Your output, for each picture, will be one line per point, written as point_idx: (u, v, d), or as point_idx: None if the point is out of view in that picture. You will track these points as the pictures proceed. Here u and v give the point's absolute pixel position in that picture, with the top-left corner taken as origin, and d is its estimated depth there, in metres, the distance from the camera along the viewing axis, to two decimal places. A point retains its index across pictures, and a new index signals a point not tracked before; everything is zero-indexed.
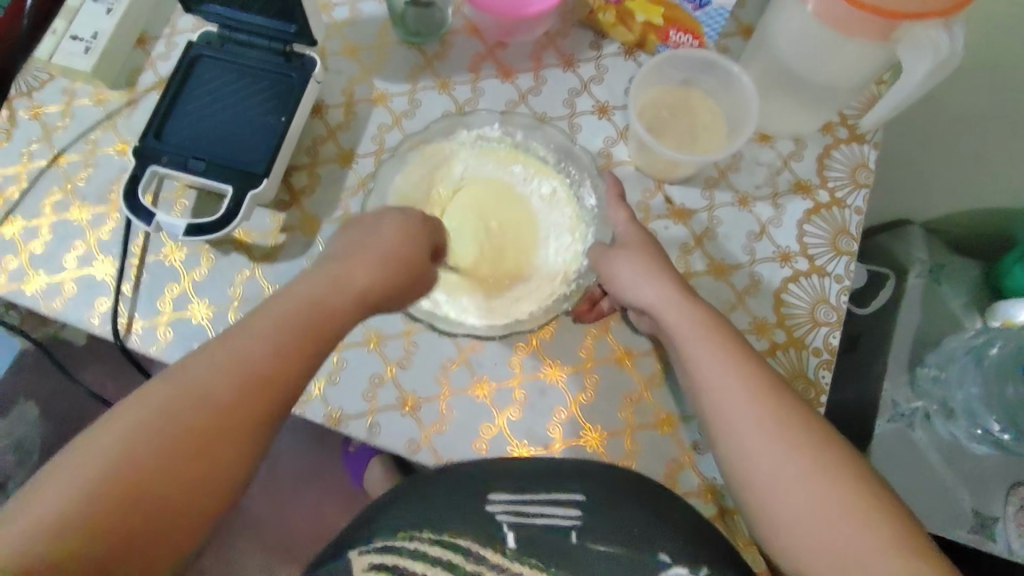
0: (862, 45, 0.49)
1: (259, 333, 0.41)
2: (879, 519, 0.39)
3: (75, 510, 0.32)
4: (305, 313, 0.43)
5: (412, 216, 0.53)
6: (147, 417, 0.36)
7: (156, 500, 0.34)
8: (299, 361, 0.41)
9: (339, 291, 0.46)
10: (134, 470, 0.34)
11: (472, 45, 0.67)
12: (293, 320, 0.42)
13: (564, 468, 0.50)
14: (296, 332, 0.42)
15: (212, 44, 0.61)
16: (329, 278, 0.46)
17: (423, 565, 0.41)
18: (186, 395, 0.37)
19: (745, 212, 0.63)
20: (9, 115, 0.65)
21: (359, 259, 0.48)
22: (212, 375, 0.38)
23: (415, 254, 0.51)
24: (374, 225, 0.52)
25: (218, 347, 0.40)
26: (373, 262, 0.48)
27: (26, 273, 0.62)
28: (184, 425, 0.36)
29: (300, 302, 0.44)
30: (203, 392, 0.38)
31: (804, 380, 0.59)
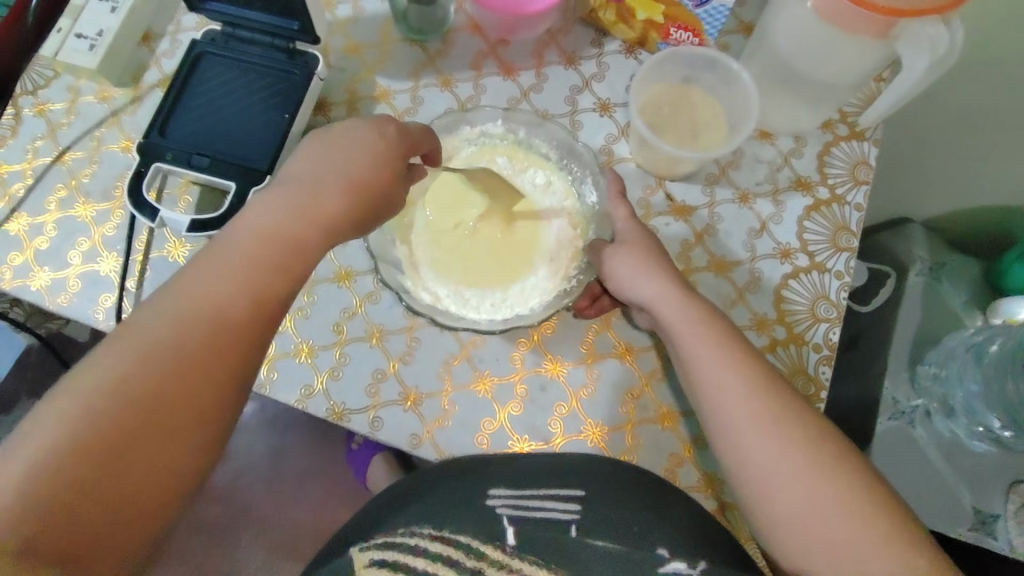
0: (863, 41, 0.50)
1: (237, 262, 0.41)
2: (874, 512, 0.40)
3: (73, 441, 0.34)
4: (274, 247, 0.42)
5: (377, 139, 0.49)
6: (140, 346, 0.37)
7: (156, 425, 0.36)
8: (285, 283, 0.43)
9: (310, 221, 0.44)
10: (129, 404, 0.36)
11: (473, 42, 0.68)
12: (272, 251, 0.42)
13: (567, 467, 0.51)
14: (273, 262, 0.42)
15: (216, 41, 0.61)
16: (287, 207, 0.44)
17: (425, 561, 0.38)
18: (175, 327, 0.38)
19: (745, 208, 0.64)
20: (14, 113, 0.66)
21: (323, 178, 0.46)
22: (192, 305, 0.39)
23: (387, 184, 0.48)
24: (342, 138, 0.48)
25: (200, 273, 0.40)
26: (344, 195, 0.46)
27: (31, 269, 0.62)
28: (176, 348, 0.38)
29: (274, 234, 0.43)
30: (187, 323, 0.39)
31: (804, 376, 0.60)
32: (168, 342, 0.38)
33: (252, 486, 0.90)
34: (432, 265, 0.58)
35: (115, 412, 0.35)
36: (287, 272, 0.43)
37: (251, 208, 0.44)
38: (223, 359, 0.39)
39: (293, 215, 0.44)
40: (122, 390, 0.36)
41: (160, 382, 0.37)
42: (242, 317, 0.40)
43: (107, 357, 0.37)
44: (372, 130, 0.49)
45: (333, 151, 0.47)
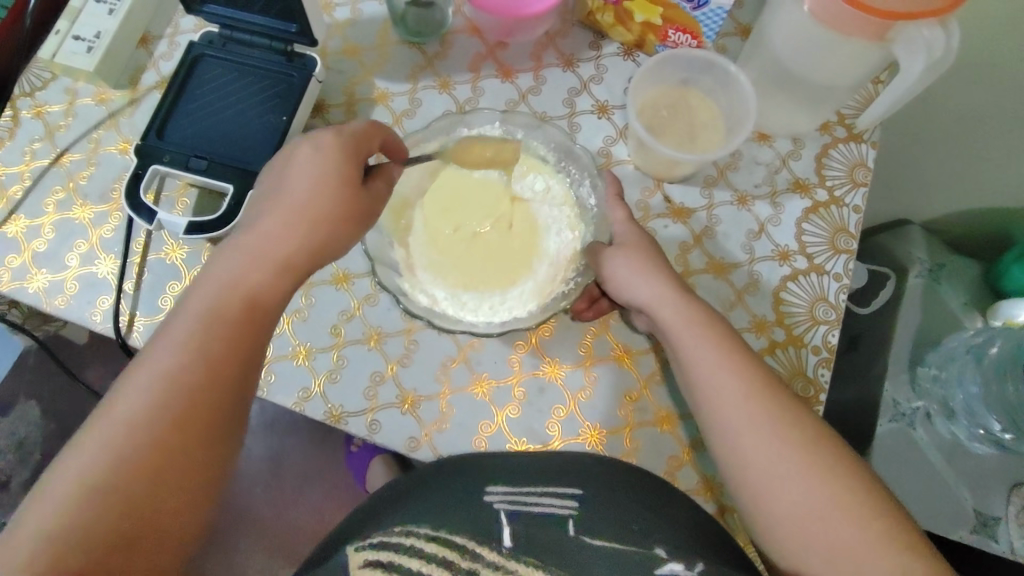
0: (859, 44, 0.50)
1: (211, 306, 0.43)
2: (872, 514, 0.40)
3: (87, 495, 0.36)
4: (242, 283, 0.44)
5: (329, 158, 0.48)
6: (138, 400, 0.39)
7: (169, 468, 0.38)
8: (262, 311, 0.44)
9: (279, 244, 0.46)
10: (133, 454, 0.38)
11: (472, 45, 0.68)
12: (238, 289, 0.44)
13: (567, 467, 0.51)
14: (247, 293, 0.44)
15: (214, 44, 0.61)
16: (252, 246, 0.45)
17: (421, 561, 0.37)
18: (169, 376, 0.40)
19: (744, 211, 0.64)
20: (12, 115, 0.66)
21: (282, 212, 0.46)
22: (181, 351, 0.40)
23: (342, 197, 0.47)
24: (288, 166, 0.48)
25: (179, 322, 0.42)
26: (299, 216, 0.46)
27: (29, 271, 0.62)
28: (175, 393, 0.39)
29: (241, 270, 0.44)
30: (181, 368, 0.40)
31: (802, 378, 0.60)
32: (164, 385, 0.39)
33: (251, 489, 0.90)
34: (430, 267, 0.58)
35: (130, 465, 0.37)
36: (262, 299, 0.44)
37: (217, 257, 0.46)
38: (220, 389, 0.41)
39: (255, 249, 0.45)
40: (129, 446, 0.38)
41: (162, 428, 0.39)
42: (230, 342, 0.42)
43: (107, 419, 0.38)
44: (309, 148, 0.48)
45: (283, 179, 0.48)
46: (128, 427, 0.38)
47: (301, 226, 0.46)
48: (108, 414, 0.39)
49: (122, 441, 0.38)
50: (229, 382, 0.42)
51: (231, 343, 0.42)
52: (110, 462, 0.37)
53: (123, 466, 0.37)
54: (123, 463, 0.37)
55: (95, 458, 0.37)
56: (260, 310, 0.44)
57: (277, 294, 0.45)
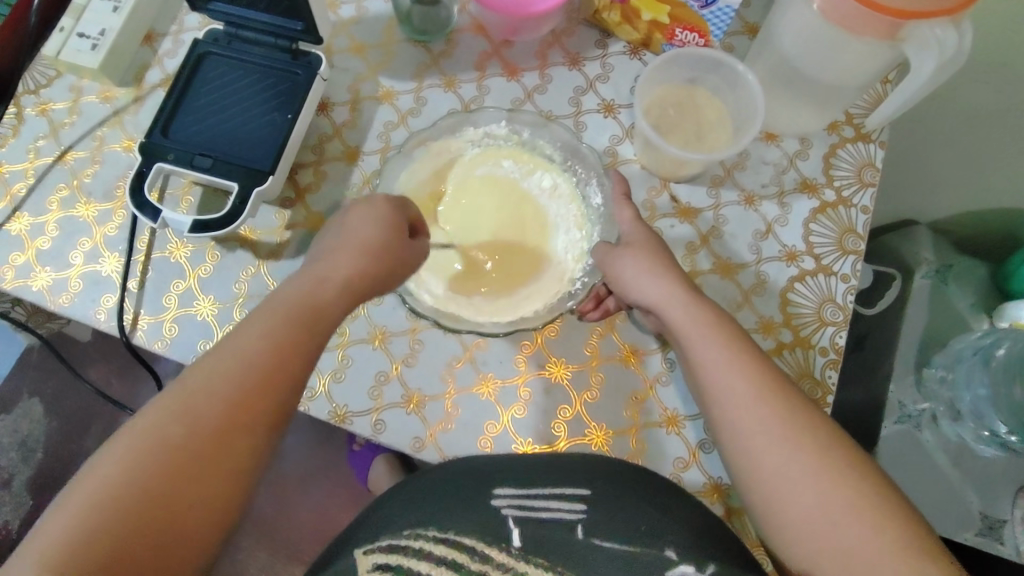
0: (869, 43, 0.49)
1: (263, 330, 0.42)
2: (884, 516, 0.39)
3: (108, 502, 0.35)
4: (295, 310, 0.44)
5: (379, 203, 0.51)
6: (170, 413, 0.38)
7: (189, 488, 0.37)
8: (308, 336, 0.44)
9: (329, 281, 0.47)
10: (159, 464, 0.36)
11: (477, 43, 0.67)
12: (287, 314, 0.44)
13: (575, 467, 0.49)
14: (295, 323, 0.43)
15: (219, 42, 0.61)
16: (304, 282, 0.47)
17: (429, 564, 0.41)
18: (203, 392, 0.39)
19: (751, 211, 0.63)
20: (16, 112, 0.66)
21: (337, 255, 0.49)
22: (218, 374, 0.40)
23: (392, 247, 0.50)
24: (347, 217, 0.51)
25: (223, 344, 0.42)
26: (353, 256, 0.48)
27: (33, 269, 0.62)
28: (206, 410, 0.39)
29: (292, 300, 0.45)
30: (219, 389, 0.39)
31: (810, 379, 0.59)
32: (197, 401, 0.39)
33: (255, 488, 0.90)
34: (435, 266, 0.58)
35: (149, 479, 0.36)
36: (317, 328, 0.45)
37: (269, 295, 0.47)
38: (250, 413, 0.40)
39: (309, 284, 0.47)
40: (151, 462, 0.36)
41: (186, 445, 0.37)
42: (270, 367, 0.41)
43: (135, 430, 0.37)
44: (364, 204, 0.51)
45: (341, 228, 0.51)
46: (154, 440, 0.37)
47: (352, 269, 0.48)
48: (136, 426, 0.38)
49: (144, 454, 0.36)
50: (261, 411, 0.40)
51: (269, 369, 0.41)
52: (129, 473, 0.36)
53: (142, 479, 0.36)
54: (149, 472, 0.36)
55: (120, 466, 0.36)
56: (306, 339, 0.44)
57: (325, 329, 0.45)
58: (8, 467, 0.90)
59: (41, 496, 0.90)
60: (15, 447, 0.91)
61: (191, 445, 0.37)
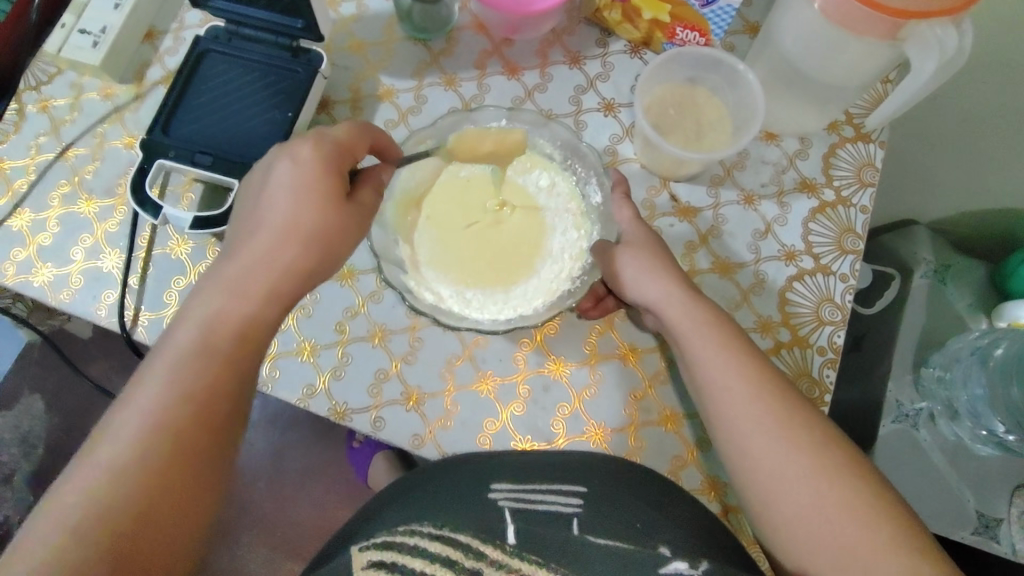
0: (870, 42, 0.49)
1: (216, 314, 0.43)
2: (880, 516, 0.40)
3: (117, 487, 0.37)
4: (233, 310, 0.44)
5: (302, 162, 0.47)
6: (124, 439, 0.38)
7: (156, 512, 0.38)
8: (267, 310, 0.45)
9: (269, 266, 0.46)
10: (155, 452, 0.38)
11: (478, 41, 0.67)
12: (238, 304, 0.44)
13: (573, 465, 0.51)
14: (235, 325, 0.44)
15: (220, 39, 0.61)
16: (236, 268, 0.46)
17: (425, 562, 0.38)
18: (156, 414, 0.39)
19: (751, 210, 0.63)
20: (17, 109, 0.66)
21: (265, 233, 0.47)
22: (190, 362, 0.41)
23: (327, 211, 0.47)
24: (272, 176, 0.48)
25: (179, 338, 0.42)
26: (291, 230, 0.46)
27: (34, 265, 0.62)
28: (162, 430, 0.39)
29: (228, 298, 0.44)
30: (193, 375, 0.41)
31: (808, 379, 0.59)
32: (149, 421, 0.39)
33: (254, 482, 0.90)
34: (435, 265, 0.58)
35: (114, 510, 0.36)
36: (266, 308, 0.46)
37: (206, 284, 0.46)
38: (206, 426, 0.40)
39: (246, 275, 0.45)
40: (149, 449, 0.38)
41: (144, 470, 0.38)
42: (222, 375, 0.42)
43: (92, 462, 0.38)
44: (287, 161, 0.47)
45: (267, 192, 0.48)
46: (114, 467, 0.37)
47: (293, 247, 0.46)
48: (92, 456, 0.38)
49: (107, 485, 0.37)
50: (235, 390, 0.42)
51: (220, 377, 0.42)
52: (93, 509, 0.36)
53: (107, 512, 0.36)
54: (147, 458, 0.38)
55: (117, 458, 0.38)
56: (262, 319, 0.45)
57: (272, 313, 0.46)
58: (9, 463, 0.91)
59: (43, 491, 0.90)
60: (16, 442, 0.92)
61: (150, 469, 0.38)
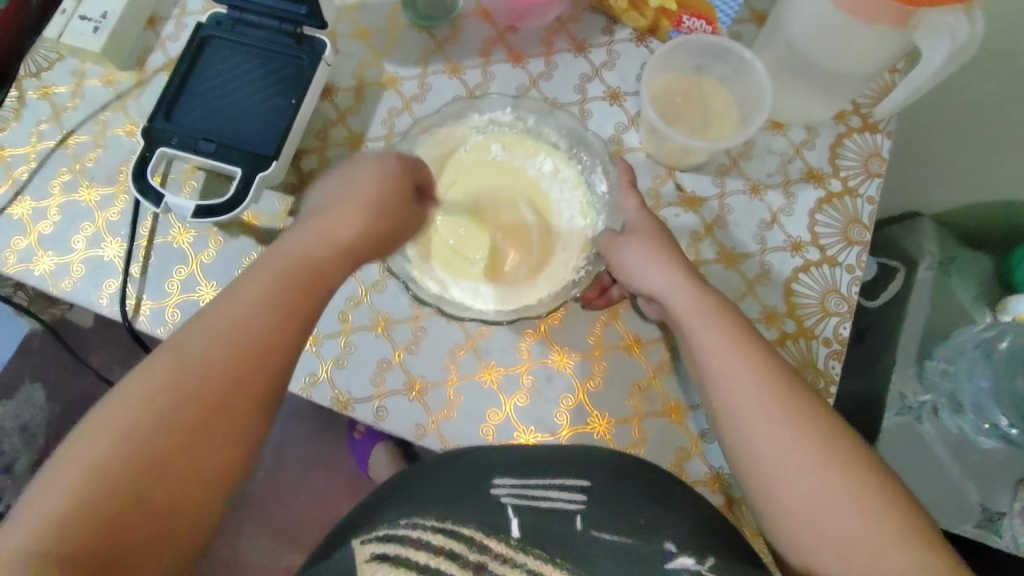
0: (881, 30, 0.48)
1: (280, 274, 0.43)
2: (884, 508, 0.39)
3: (153, 405, 0.35)
4: (299, 269, 0.44)
5: (391, 162, 0.52)
6: (138, 400, 0.35)
7: (151, 488, 0.34)
8: (339, 260, 0.46)
9: (325, 246, 0.46)
10: (205, 388, 0.37)
11: (483, 28, 0.67)
12: (298, 266, 0.44)
13: (576, 458, 0.50)
14: (290, 290, 0.42)
15: (223, 25, 0.60)
16: (310, 238, 0.46)
17: (427, 555, 0.37)
18: (182, 374, 0.37)
19: (756, 200, 0.63)
20: (17, 95, 0.65)
21: (344, 206, 0.49)
22: (251, 302, 0.40)
23: (398, 199, 0.51)
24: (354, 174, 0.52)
25: (252, 280, 0.42)
26: (358, 210, 0.49)
27: (35, 253, 0.62)
28: (180, 397, 0.36)
29: (289, 257, 0.44)
30: (249, 314, 0.40)
31: (813, 370, 0.59)
32: (176, 389, 0.36)
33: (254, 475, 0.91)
34: (442, 254, 0.57)
35: (110, 474, 0.33)
36: (328, 270, 0.45)
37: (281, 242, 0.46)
38: (250, 376, 0.39)
39: (323, 241, 0.47)
40: (195, 374, 0.37)
41: (162, 437, 0.35)
42: (264, 340, 0.40)
43: (102, 417, 0.35)
44: (373, 158, 0.53)
45: (343, 188, 0.51)
46: (128, 423, 0.35)
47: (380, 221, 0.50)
48: (101, 416, 0.35)
49: (111, 452, 0.34)
50: (295, 323, 0.42)
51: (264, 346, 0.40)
52: (89, 477, 0.33)
53: (100, 484, 0.33)
54: (195, 385, 0.37)
55: (159, 385, 0.36)
56: (321, 278, 0.45)
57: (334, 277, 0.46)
58: (11, 452, 0.91)
59: None
60: (18, 430, 0.92)
61: (155, 441, 0.35)
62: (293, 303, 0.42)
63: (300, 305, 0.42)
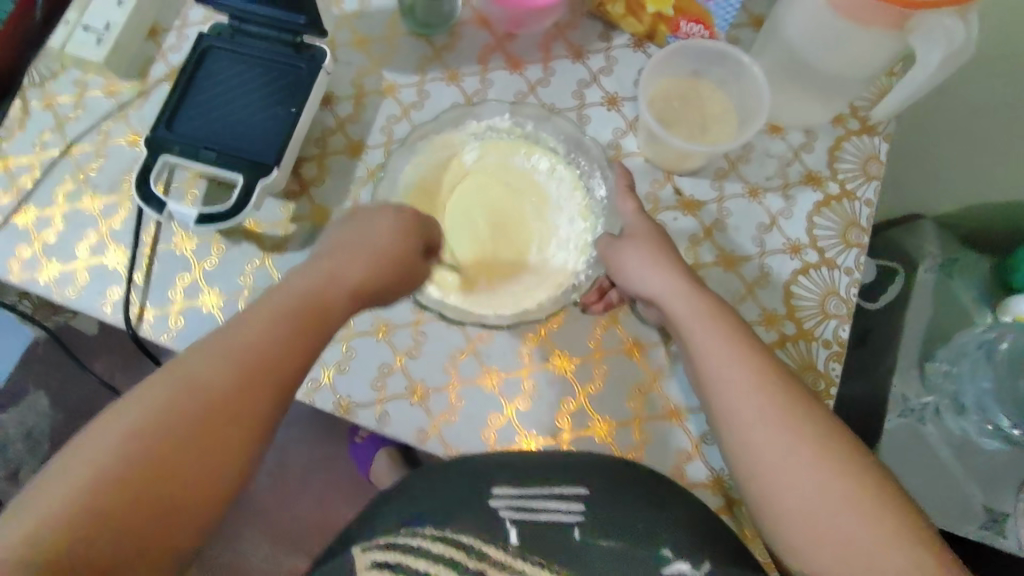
0: (877, 33, 0.49)
1: (289, 307, 0.43)
2: (881, 507, 0.39)
3: (158, 428, 0.36)
4: (302, 304, 0.44)
5: (406, 215, 0.53)
6: (141, 420, 0.36)
7: (143, 505, 0.34)
8: (347, 303, 0.47)
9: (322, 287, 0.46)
10: (203, 410, 0.37)
11: (481, 35, 0.67)
12: (307, 304, 0.44)
13: (571, 464, 0.50)
14: (297, 325, 0.43)
15: (223, 35, 0.61)
16: (312, 279, 0.46)
17: (430, 563, 0.38)
18: (185, 395, 0.37)
19: (755, 203, 0.63)
20: (21, 106, 0.66)
21: (351, 252, 0.49)
22: (256, 337, 0.41)
23: (407, 251, 0.51)
24: (366, 224, 0.52)
25: (263, 312, 0.42)
26: (364, 261, 0.49)
27: (39, 262, 0.62)
28: (181, 421, 0.37)
29: (301, 292, 0.45)
30: (253, 341, 0.40)
31: (813, 371, 0.59)
32: (180, 412, 0.37)
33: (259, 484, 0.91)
34: (441, 262, 0.57)
35: (108, 492, 0.33)
36: (328, 304, 0.45)
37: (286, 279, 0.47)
38: (250, 403, 0.39)
39: (323, 279, 0.47)
40: (199, 398, 0.38)
41: (163, 461, 0.35)
42: (266, 367, 0.40)
43: (105, 433, 0.35)
44: (390, 213, 0.52)
45: (361, 235, 0.51)
46: (129, 443, 0.35)
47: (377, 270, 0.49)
48: (94, 434, 0.35)
49: (96, 472, 0.34)
50: (297, 356, 0.42)
51: (260, 379, 0.40)
52: (83, 494, 0.33)
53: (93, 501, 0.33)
54: (198, 410, 0.37)
55: (161, 409, 0.37)
56: (325, 320, 0.45)
57: (336, 312, 0.46)
58: (15, 461, 0.91)
59: None
60: (21, 440, 0.92)
61: (152, 462, 0.35)
62: (295, 339, 0.42)
63: (303, 339, 0.43)
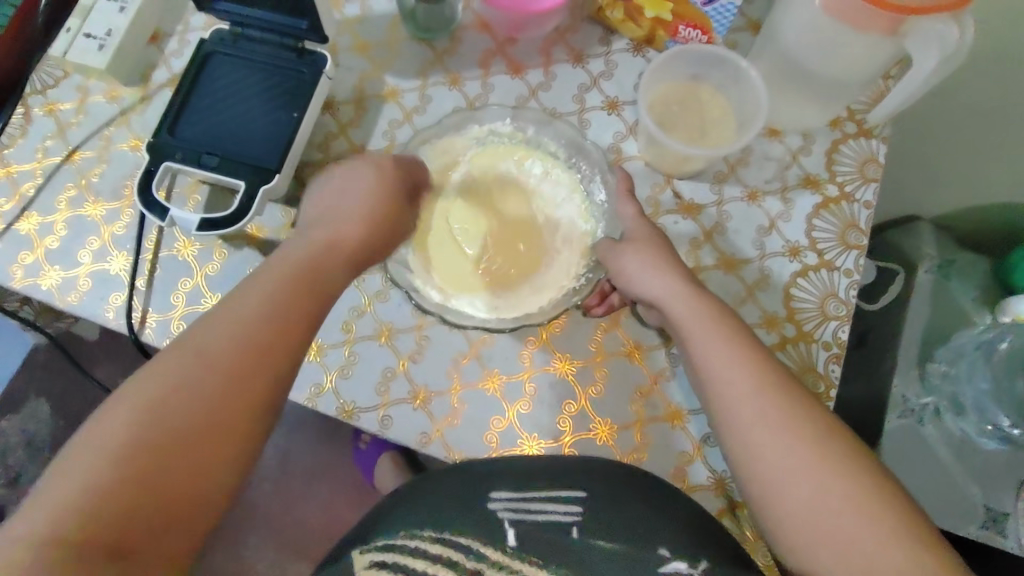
0: (872, 37, 0.49)
1: (290, 273, 0.46)
2: (882, 508, 0.40)
3: (167, 396, 0.38)
4: (300, 268, 0.46)
5: (385, 165, 0.55)
6: (156, 394, 0.38)
7: (163, 471, 0.36)
8: (343, 266, 0.50)
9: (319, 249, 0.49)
10: (209, 381, 0.39)
11: (482, 40, 0.68)
12: (304, 265, 0.47)
13: (569, 468, 0.50)
14: (298, 285, 0.45)
15: (225, 41, 0.61)
16: (308, 245, 0.49)
17: (425, 562, 0.40)
18: (196, 364, 0.39)
19: (755, 206, 0.64)
20: (24, 112, 0.66)
21: (340, 217, 0.52)
22: (259, 302, 0.43)
23: (388, 205, 0.54)
24: (348, 185, 0.55)
25: (264, 278, 0.45)
26: (355, 225, 0.52)
27: (42, 268, 0.62)
28: (191, 391, 0.38)
29: (299, 258, 0.47)
30: (254, 303, 0.42)
31: (813, 373, 0.60)
32: (191, 385, 0.38)
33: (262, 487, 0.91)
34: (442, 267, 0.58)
35: (126, 459, 0.35)
36: (328, 272, 0.48)
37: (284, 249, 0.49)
38: (258, 365, 0.41)
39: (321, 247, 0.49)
40: (207, 368, 0.39)
41: (178, 427, 0.37)
42: (275, 331, 0.42)
43: (120, 406, 0.37)
44: (369, 167, 0.55)
45: (342, 197, 0.54)
46: (143, 417, 0.37)
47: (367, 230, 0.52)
48: (109, 410, 0.37)
49: (116, 441, 0.35)
50: (298, 319, 0.43)
51: (266, 342, 0.41)
52: (103, 465, 0.35)
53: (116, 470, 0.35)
54: (207, 378, 0.39)
55: (172, 379, 0.38)
56: (323, 280, 0.47)
57: (333, 277, 0.48)
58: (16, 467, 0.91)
59: None
60: (21, 446, 0.92)
61: (167, 429, 0.37)
62: (296, 303, 0.44)
63: (305, 300, 0.45)
